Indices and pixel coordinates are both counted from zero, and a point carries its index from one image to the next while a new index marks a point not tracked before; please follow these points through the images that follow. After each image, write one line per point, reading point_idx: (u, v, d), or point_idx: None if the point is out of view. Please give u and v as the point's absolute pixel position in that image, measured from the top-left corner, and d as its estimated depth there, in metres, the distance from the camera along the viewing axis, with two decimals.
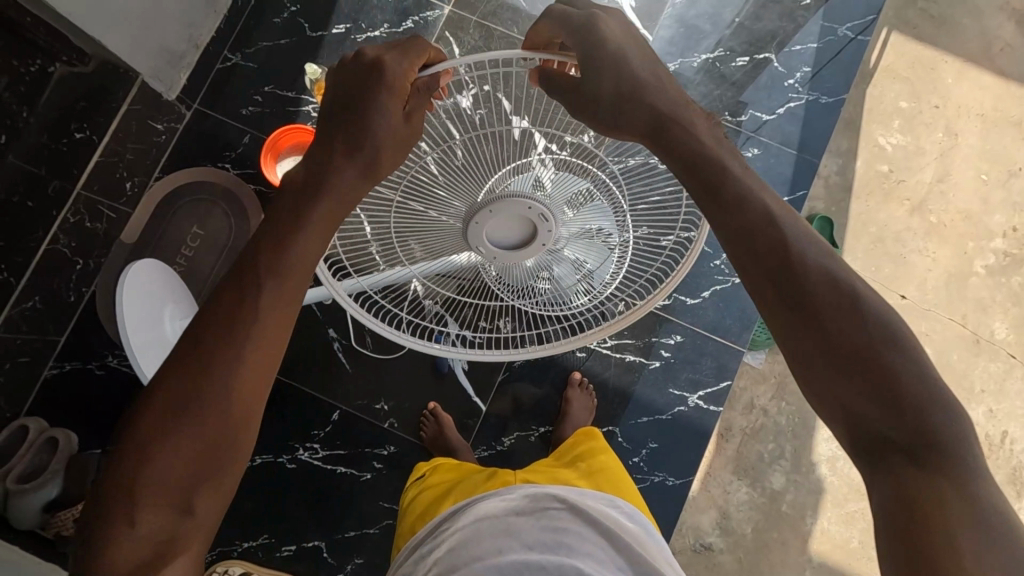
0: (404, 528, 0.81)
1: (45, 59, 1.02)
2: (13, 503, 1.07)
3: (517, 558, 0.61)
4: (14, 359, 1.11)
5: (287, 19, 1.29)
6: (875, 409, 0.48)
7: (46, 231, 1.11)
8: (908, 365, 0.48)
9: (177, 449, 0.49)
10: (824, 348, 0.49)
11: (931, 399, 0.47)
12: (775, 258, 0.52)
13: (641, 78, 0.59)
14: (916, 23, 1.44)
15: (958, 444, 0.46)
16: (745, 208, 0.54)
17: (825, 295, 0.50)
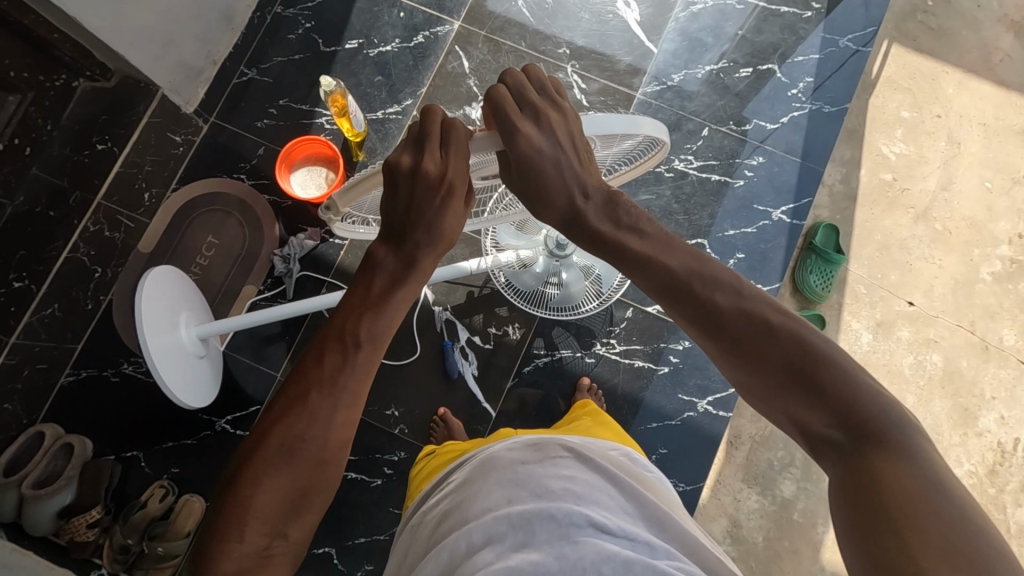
0: (420, 480, 0.85)
1: (70, 75, 1.07)
2: (28, 509, 1.08)
3: (526, 506, 0.57)
4: (33, 366, 1.13)
5: (302, 35, 1.33)
6: (809, 415, 0.52)
7: (67, 240, 1.15)
8: (827, 366, 0.52)
9: (282, 477, 0.51)
10: (757, 374, 0.55)
11: (854, 389, 0.51)
12: (700, 309, 0.58)
13: (549, 153, 0.58)
14: (915, 35, 1.46)
15: (887, 427, 0.49)
16: (659, 274, 0.60)
17: (747, 331, 0.55)
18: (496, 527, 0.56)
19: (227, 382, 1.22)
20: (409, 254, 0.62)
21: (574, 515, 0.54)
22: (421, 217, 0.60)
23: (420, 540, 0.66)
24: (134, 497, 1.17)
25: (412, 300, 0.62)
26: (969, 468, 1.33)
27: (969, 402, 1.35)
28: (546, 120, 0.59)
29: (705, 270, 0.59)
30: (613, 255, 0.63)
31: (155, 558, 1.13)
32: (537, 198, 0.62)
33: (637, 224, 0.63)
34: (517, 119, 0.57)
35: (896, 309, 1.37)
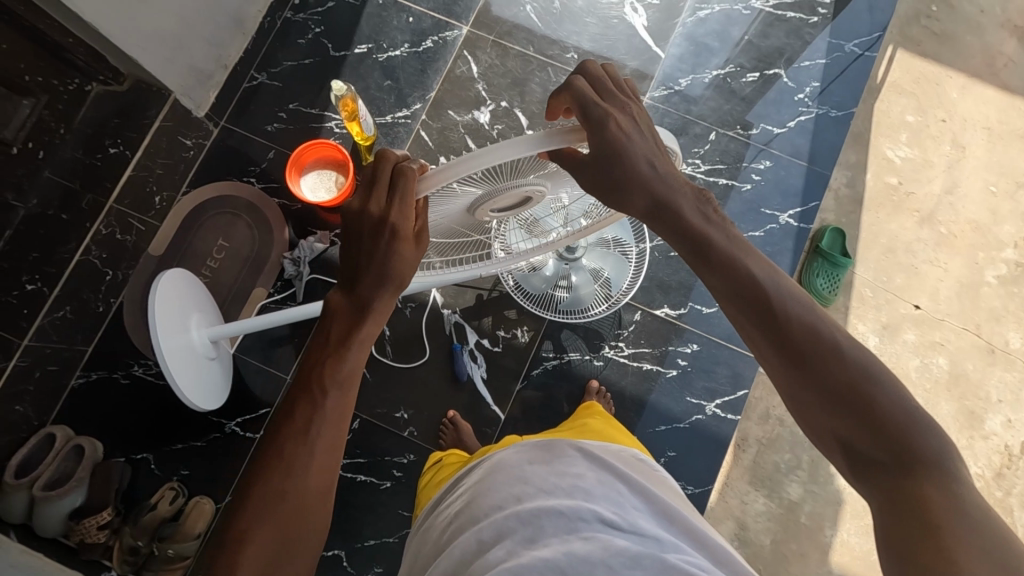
0: (432, 485, 0.86)
1: (82, 79, 1.08)
2: (38, 510, 1.09)
3: (535, 504, 0.57)
4: (44, 368, 1.13)
5: (312, 40, 1.34)
6: (859, 435, 0.52)
7: (79, 243, 1.15)
8: (882, 390, 0.52)
9: (264, 534, 0.52)
10: (812, 388, 0.54)
11: (906, 417, 0.51)
12: (769, 317, 0.55)
13: (634, 152, 0.57)
14: (919, 40, 1.47)
15: (936, 456, 0.50)
16: (732, 279, 0.57)
17: (809, 348, 0.54)
18: (507, 524, 0.56)
19: (236, 385, 1.22)
20: (363, 297, 0.59)
21: (581, 510, 0.55)
22: (372, 263, 0.58)
23: (431, 540, 0.66)
24: (143, 499, 1.18)
25: (372, 338, 0.61)
26: (976, 471, 1.33)
27: (975, 405, 1.35)
28: (632, 114, 0.59)
29: (770, 277, 0.57)
30: (691, 252, 0.59)
31: (164, 560, 1.13)
32: (613, 193, 0.60)
33: (722, 223, 0.60)
34: (607, 107, 0.58)
35: (902, 312, 1.38)
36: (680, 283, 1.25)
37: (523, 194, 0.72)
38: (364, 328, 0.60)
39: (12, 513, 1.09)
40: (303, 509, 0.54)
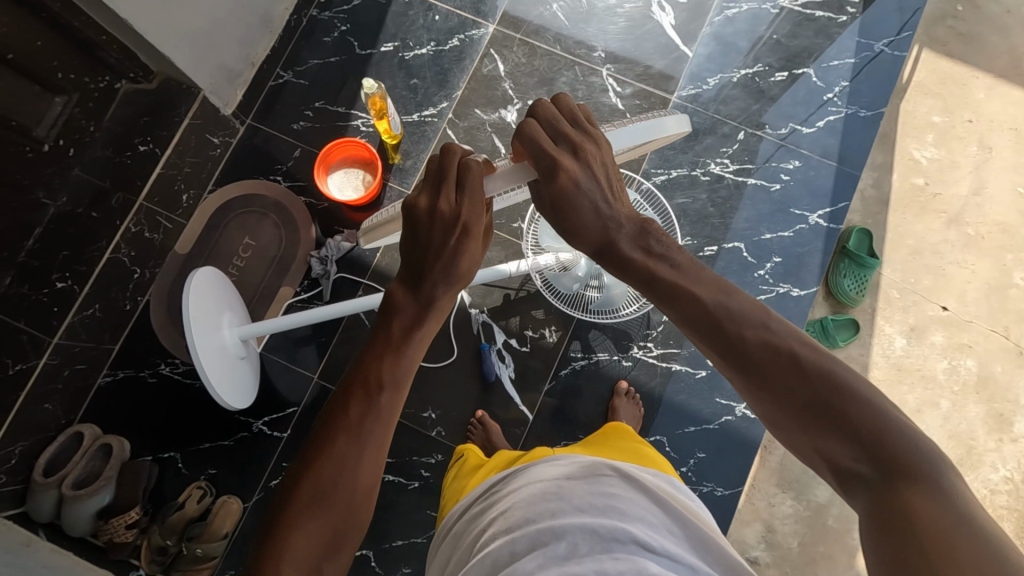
0: (457, 491, 0.84)
1: (113, 77, 1.07)
2: (67, 509, 1.08)
3: (568, 520, 0.56)
4: (73, 366, 1.13)
5: (337, 38, 1.34)
6: (837, 455, 0.49)
7: (109, 240, 1.15)
8: (855, 401, 0.49)
9: (312, 520, 0.51)
10: (783, 404, 0.52)
11: (883, 427, 0.48)
12: (730, 341, 0.56)
13: (583, 186, 0.61)
14: (945, 40, 1.46)
15: (920, 466, 0.45)
16: (686, 304, 0.58)
17: (776, 365, 0.53)
18: (539, 539, 0.56)
19: (263, 384, 1.22)
20: (428, 292, 0.62)
21: (616, 531, 0.54)
22: (437, 257, 0.61)
23: (461, 551, 0.65)
24: (170, 498, 1.17)
25: (431, 338, 0.63)
26: (1005, 474, 1.32)
27: (1004, 408, 1.34)
28: (585, 156, 0.62)
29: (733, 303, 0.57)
30: (644, 285, 0.62)
31: (193, 559, 1.12)
32: (573, 223, 0.63)
33: (672, 257, 0.63)
34: (559, 155, 0.61)
35: (929, 314, 1.37)
36: None
37: None
38: (422, 326, 0.62)
39: (40, 512, 1.09)
40: (352, 498, 0.53)
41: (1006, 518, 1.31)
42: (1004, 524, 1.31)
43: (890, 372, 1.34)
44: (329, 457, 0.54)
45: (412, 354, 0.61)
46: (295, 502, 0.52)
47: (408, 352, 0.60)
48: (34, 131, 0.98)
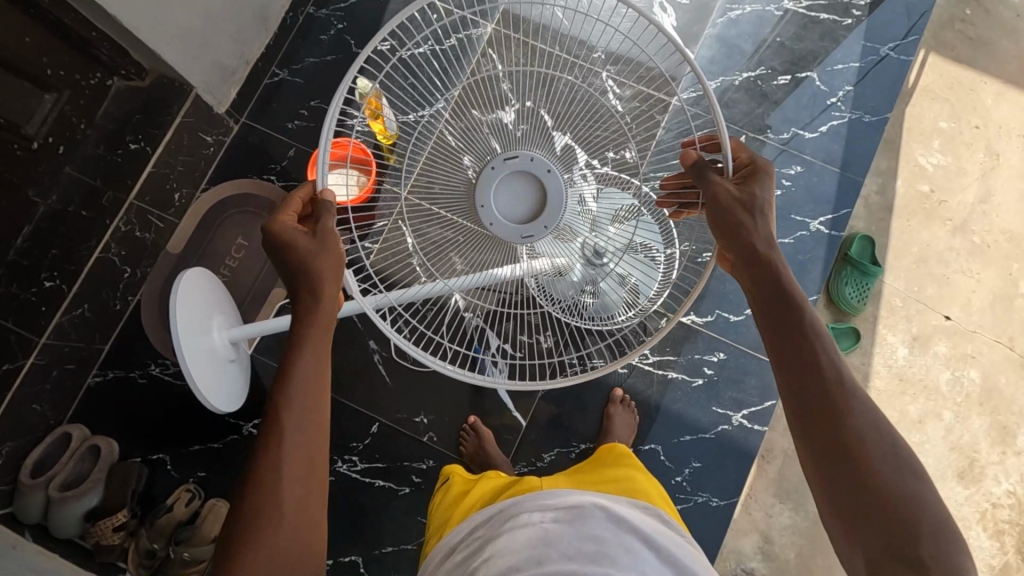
0: (443, 513, 0.84)
1: (105, 73, 1.06)
2: (54, 512, 1.07)
3: (556, 568, 0.57)
4: (62, 366, 1.12)
5: (334, 37, 1.32)
6: (852, 500, 0.58)
7: (99, 240, 1.14)
8: (904, 473, 0.58)
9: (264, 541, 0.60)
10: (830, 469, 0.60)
11: (916, 507, 0.57)
12: (814, 362, 0.62)
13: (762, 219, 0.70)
14: (954, 44, 1.43)
15: (945, 555, 0.55)
16: (794, 348, 0.63)
17: (846, 405, 0.60)
18: None
19: (254, 387, 1.21)
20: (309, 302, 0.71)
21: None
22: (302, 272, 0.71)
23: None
24: (160, 500, 1.17)
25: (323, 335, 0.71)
26: (1008, 487, 1.30)
27: (1007, 419, 1.32)
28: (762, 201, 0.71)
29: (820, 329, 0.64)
30: (776, 316, 0.65)
31: (180, 563, 1.11)
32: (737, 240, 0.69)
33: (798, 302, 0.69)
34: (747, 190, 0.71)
35: (933, 323, 1.34)
36: (707, 291, 1.23)
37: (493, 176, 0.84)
38: (313, 339, 0.70)
39: (27, 514, 1.08)
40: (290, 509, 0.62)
41: (1007, 533, 1.29)
42: (1005, 538, 1.29)
43: (891, 382, 1.32)
44: (262, 487, 0.62)
45: (314, 373, 0.69)
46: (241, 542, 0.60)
47: (304, 372, 0.68)
48: (23, 129, 0.96)
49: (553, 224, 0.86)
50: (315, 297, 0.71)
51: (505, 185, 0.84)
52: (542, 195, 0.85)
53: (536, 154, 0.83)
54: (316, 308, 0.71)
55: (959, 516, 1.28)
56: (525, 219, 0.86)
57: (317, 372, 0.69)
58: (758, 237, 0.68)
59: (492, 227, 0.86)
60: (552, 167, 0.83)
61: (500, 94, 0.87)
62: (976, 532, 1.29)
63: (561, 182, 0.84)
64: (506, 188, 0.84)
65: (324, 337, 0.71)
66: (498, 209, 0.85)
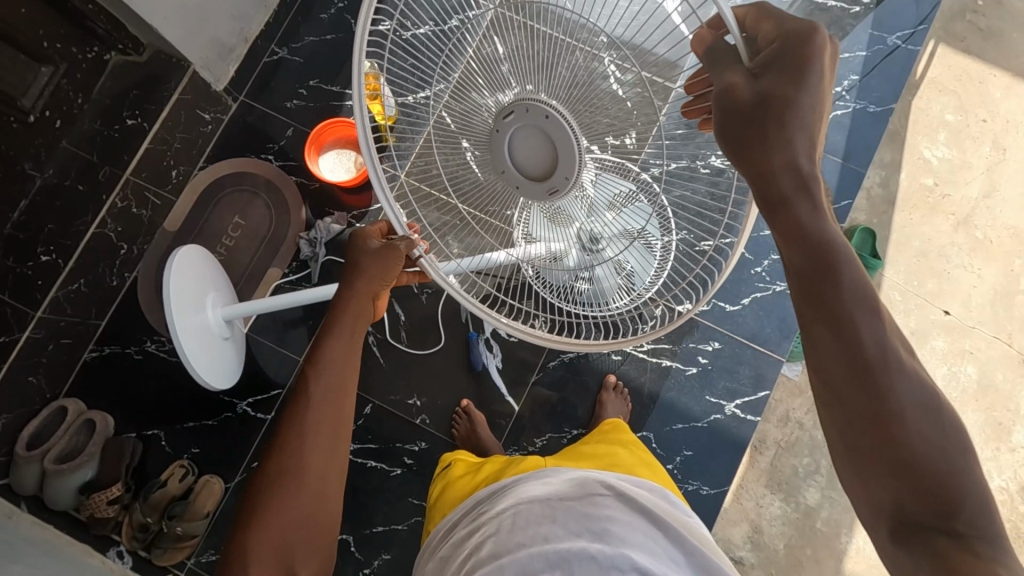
0: (448, 501, 0.82)
1: (103, 47, 1.08)
2: (50, 483, 1.09)
3: (566, 545, 0.56)
4: (58, 340, 1.14)
5: (335, 14, 1.29)
6: (886, 477, 0.50)
7: (95, 216, 1.16)
8: (943, 435, 0.50)
9: (271, 526, 0.66)
10: (854, 441, 0.51)
11: (953, 472, 0.50)
12: (844, 324, 0.51)
13: (797, 128, 0.51)
14: (964, 35, 1.40)
15: (984, 521, 0.49)
16: (834, 299, 0.51)
17: (880, 367, 0.51)
18: (532, 565, 0.54)
19: (250, 365, 1.22)
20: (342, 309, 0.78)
21: (616, 558, 0.54)
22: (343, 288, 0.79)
23: (448, 564, 0.63)
24: (154, 476, 1.18)
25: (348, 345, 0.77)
26: (1000, 483, 1.30)
27: (1002, 416, 1.31)
28: (799, 105, 0.51)
29: (846, 280, 0.52)
30: (812, 262, 0.52)
31: (174, 538, 1.11)
32: (757, 153, 0.52)
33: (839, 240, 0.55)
34: (783, 89, 0.52)
35: (931, 318, 1.33)
36: None
37: (512, 126, 0.80)
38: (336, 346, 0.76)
39: (23, 485, 1.10)
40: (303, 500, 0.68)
41: None
42: None
43: None
44: (281, 461, 0.69)
45: (333, 367, 0.75)
46: (249, 524, 0.66)
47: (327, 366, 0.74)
48: (19, 101, 0.99)
49: (575, 172, 0.79)
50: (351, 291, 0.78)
51: (518, 138, 0.80)
52: (552, 142, 0.79)
53: (529, 103, 0.78)
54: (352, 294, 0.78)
55: None
56: (546, 170, 0.81)
57: (343, 362, 0.76)
58: (787, 151, 0.51)
59: (520, 189, 0.84)
60: (548, 110, 0.77)
61: (500, 76, 0.80)
62: None
63: (566, 124, 0.77)
64: (523, 142, 0.80)
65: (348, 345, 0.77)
66: (512, 160, 0.82)
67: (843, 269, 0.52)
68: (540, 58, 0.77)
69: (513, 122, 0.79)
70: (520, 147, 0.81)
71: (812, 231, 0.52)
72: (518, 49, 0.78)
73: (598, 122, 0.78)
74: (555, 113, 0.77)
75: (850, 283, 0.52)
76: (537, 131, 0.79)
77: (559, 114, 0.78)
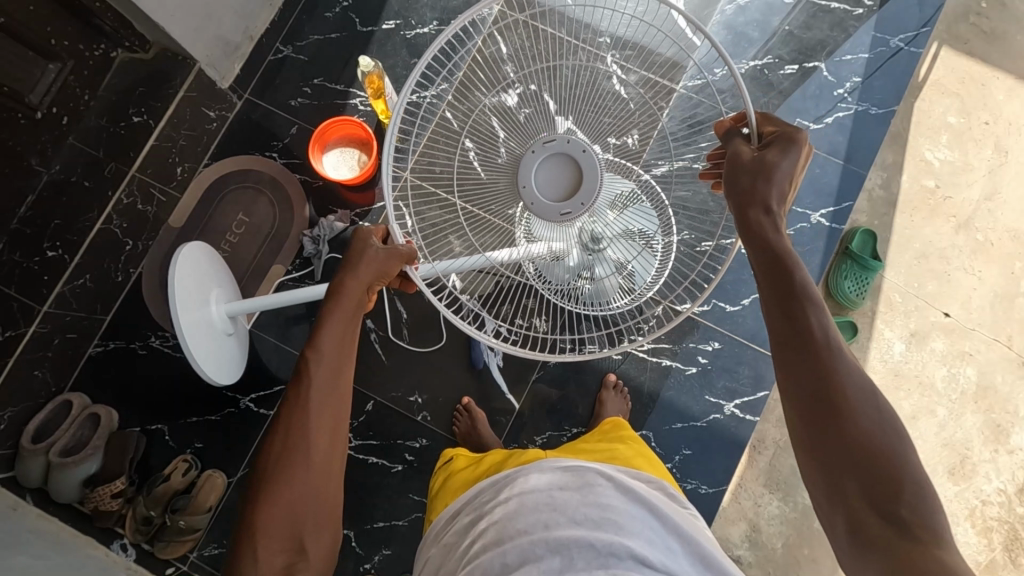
0: (449, 493, 0.82)
1: (109, 45, 1.09)
2: (55, 476, 1.10)
3: (565, 532, 0.56)
4: (64, 334, 1.15)
5: (340, 13, 1.29)
6: (834, 458, 0.54)
7: (101, 212, 1.17)
8: (885, 424, 0.54)
9: (278, 509, 0.64)
10: (803, 423, 0.56)
11: (898, 460, 0.53)
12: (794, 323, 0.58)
13: (777, 181, 0.63)
14: (967, 38, 1.40)
15: (928, 510, 0.51)
16: (784, 295, 0.59)
17: (826, 357, 0.56)
18: (534, 552, 0.55)
19: (252, 361, 1.23)
20: (342, 295, 0.74)
21: (615, 546, 0.54)
22: (343, 275, 0.75)
23: (452, 551, 0.64)
24: (157, 470, 1.19)
25: (348, 331, 0.74)
26: (998, 485, 1.30)
27: (1001, 418, 1.32)
28: (778, 163, 0.63)
29: (799, 282, 0.59)
30: (770, 268, 0.61)
31: (176, 531, 1.13)
32: (742, 193, 0.64)
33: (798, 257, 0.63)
34: (770, 151, 0.64)
35: (931, 319, 1.34)
36: None
37: (551, 154, 0.77)
38: (339, 331, 0.73)
39: (28, 477, 1.11)
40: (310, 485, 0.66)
41: (995, 530, 1.29)
42: (992, 535, 1.29)
43: (887, 377, 1.32)
44: (286, 446, 0.67)
45: (336, 353, 0.72)
46: (256, 507, 0.64)
47: (328, 351, 0.71)
48: (27, 98, 1.00)
49: (592, 200, 0.77)
50: (351, 279, 0.75)
51: (544, 163, 0.78)
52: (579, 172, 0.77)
53: (572, 136, 0.77)
54: (350, 283, 0.75)
55: (949, 512, 1.29)
56: (562, 196, 0.77)
57: (342, 346, 0.73)
58: (768, 193, 0.63)
59: (532, 207, 0.78)
60: (587, 146, 0.76)
61: (504, 77, 0.82)
62: (964, 528, 1.29)
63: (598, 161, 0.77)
64: (549, 169, 0.77)
65: (344, 330, 0.73)
66: (538, 185, 0.78)
67: (796, 273, 0.60)
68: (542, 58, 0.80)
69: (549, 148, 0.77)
70: (546, 173, 0.78)
71: (774, 244, 0.61)
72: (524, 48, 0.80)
73: (600, 123, 0.79)
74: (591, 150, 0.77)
75: (799, 283, 0.59)
76: (568, 160, 0.77)
77: (595, 154, 0.77)
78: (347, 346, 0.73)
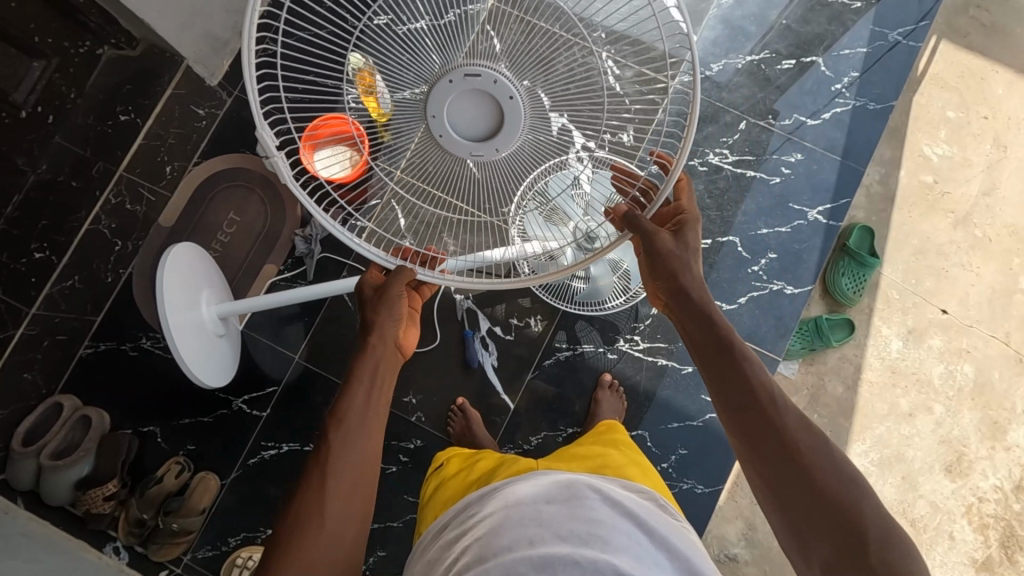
0: (441, 500, 0.82)
1: (95, 41, 1.07)
2: (46, 479, 1.09)
3: (550, 549, 0.55)
4: (53, 337, 1.13)
5: (331, 8, 1.28)
6: (797, 499, 0.60)
7: (89, 212, 1.15)
8: (833, 461, 0.61)
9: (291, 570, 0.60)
10: (761, 470, 0.63)
11: (849, 494, 0.59)
12: (742, 386, 0.65)
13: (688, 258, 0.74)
14: (967, 31, 1.39)
15: (888, 543, 0.56)
16: (723, 356, 0.68)
17: (768, 406, 0.64)
18: (517, 569, 0.54)
19: (244, 362, 1.21)
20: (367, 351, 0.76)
21: (600, 564, 0.53)
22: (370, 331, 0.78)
23: (436, 564, 0.63)
24: (150, 471, 1.18)
25: (371, 386, 0.74)
26: (995, 482, 1.30)
27: (999, 415, 1.31)
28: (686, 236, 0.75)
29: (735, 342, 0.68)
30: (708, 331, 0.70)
31: (169, 533, 1.13)
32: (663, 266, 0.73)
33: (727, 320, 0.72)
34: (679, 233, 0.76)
35: (929, 316, 1.33)
36: None
37: (472, 88, 0.74)
38: (363, 386, 0.73)
39: (19, 480, 1.10)
40: (327, 545, 0.62)
41: (992, 526, 1.29)
42: (989, 532, 1.29)
43: (884, 374, 1.32)
44: (302, 503, 0.64)
45: (363, 407, 0.72)
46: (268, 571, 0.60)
47: (355, 405, 0.71)
48: (12, 96, 0.97)
49: (508, 149, 0.77)
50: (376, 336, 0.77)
51: (463, 98, 0.75)
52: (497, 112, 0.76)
53: (501, 76, 0.74)
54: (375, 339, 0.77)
55: (946, 510, 1.29)
56: (478, 137, 0.77)
57: (368, 400, 0.72)
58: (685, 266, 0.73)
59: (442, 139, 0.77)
60: (515, 93, 0.74)
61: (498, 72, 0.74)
62: (961, 525, 1.29)
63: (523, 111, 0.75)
64: (464, 105, 0.75)
65: (371, 385, 0.74)
66: (452, 119, 0.76)
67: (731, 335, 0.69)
68: (539, 55, 0.74)
69: (467, 83, 0.74)
70: (462, 110, 0.76)
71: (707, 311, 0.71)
72: (520, 41, 0.73)
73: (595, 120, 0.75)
74: (520, 98, 0.74)
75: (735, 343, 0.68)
76: (484, 96, 0.75)
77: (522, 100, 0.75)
78: (376, 402, 0.73)
